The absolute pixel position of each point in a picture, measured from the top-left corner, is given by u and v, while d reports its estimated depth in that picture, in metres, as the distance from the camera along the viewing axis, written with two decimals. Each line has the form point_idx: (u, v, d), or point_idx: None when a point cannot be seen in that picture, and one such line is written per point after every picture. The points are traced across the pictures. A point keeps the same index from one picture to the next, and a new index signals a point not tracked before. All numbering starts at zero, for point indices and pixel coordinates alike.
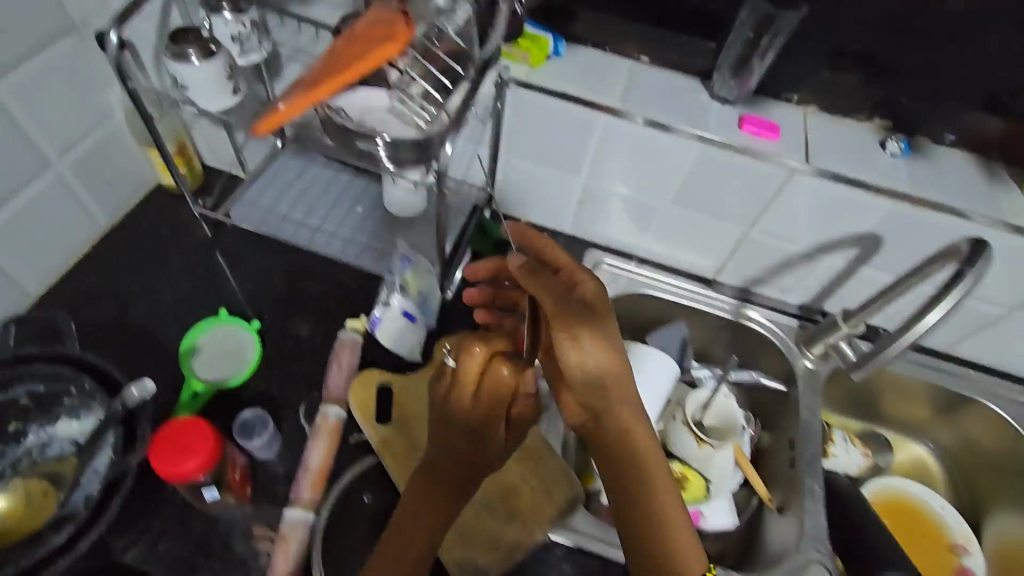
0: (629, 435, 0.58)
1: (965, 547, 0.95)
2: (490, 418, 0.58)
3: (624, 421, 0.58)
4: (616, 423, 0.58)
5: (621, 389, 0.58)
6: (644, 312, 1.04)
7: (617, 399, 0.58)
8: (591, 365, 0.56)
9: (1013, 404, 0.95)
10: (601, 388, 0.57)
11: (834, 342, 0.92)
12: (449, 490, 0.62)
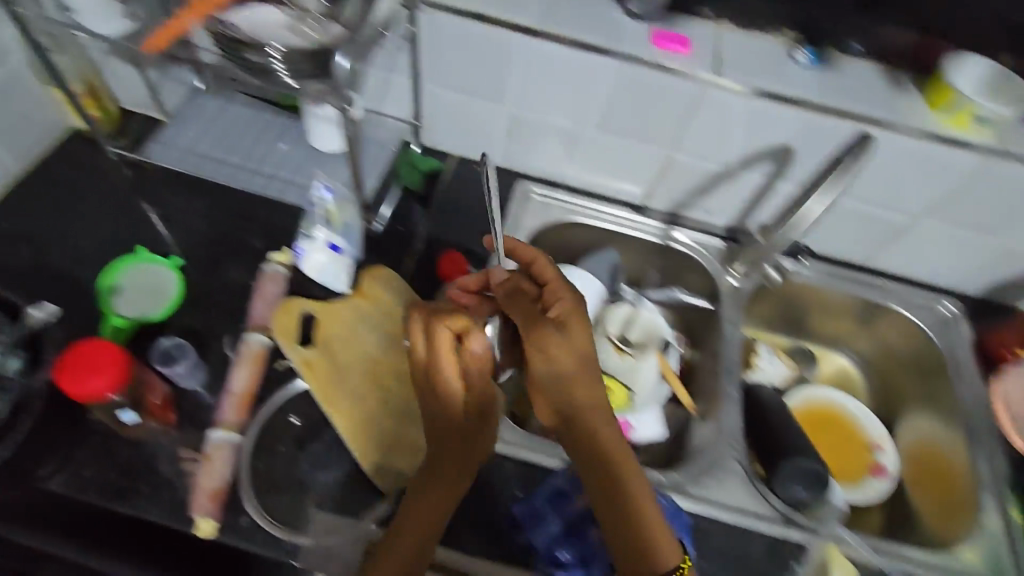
0: (597, 430, 0.62)
1: (881, 445, 1.02)
2: (471, 403, 0.59)
3: (593, 414, 0.62)
4: (583, 412, 0.62)
5: (583, 384, 0.63)
6: (575, 240, 1.05)
7: (587, 394, 0.63)
8: (566, 357, 0.62)
9: (923, 309, 1.01)
10: (577, 382, 0.63)
11: (756, 257, 0.97)
12: (437, 481, 0.61)
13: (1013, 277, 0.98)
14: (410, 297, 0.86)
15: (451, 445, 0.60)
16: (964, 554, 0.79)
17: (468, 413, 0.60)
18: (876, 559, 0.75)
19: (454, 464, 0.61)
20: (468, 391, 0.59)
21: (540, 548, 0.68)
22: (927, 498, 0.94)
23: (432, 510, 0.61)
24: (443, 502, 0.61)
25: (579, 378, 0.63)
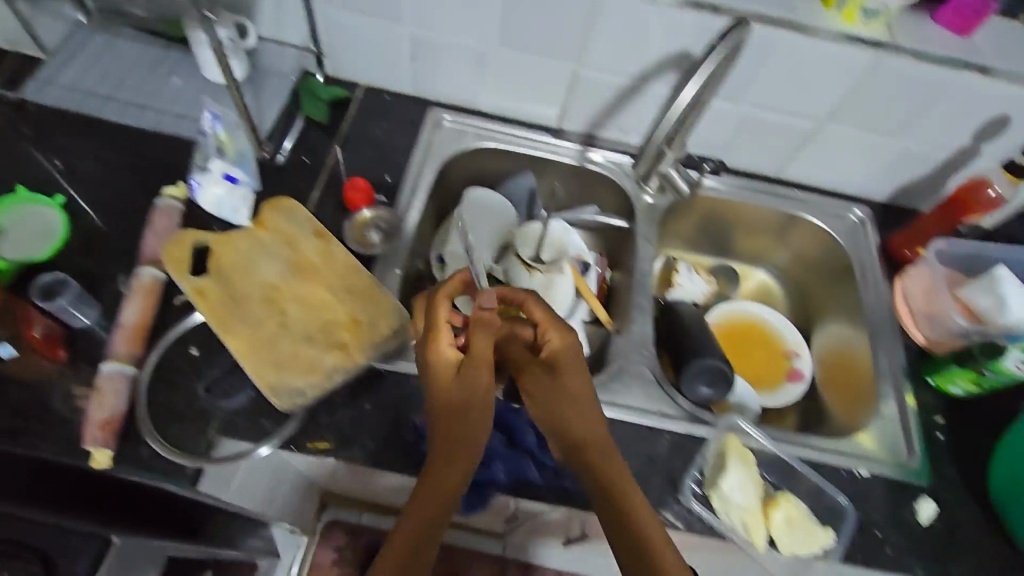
0: (599, 458, 0.63)
1: (797, 352, 1.06)
2: (468, 380, 0.64)
3: (595, 438, 0.65)
4: (585, 435, 0.65)
5: (579, 409, 0.66)
6: (492, 166, 1.04)
7: (586, 419, 0.66)
8: (566, 387, 0.67)
9: (831, 217, 1.04)
10: (578, 407, 0.67)
11: (665, 171, 0.95)
12: (443, 468, 0.60)
13: (917, 180, 1.01)
14: (312, 225, 0.83)
15: (448, 425, 0.62)
16: (861, 440, 0.82)
17: (462, 390, 0.64)
18: (771, 446, 0.78)
19: (451, 451, 0.61)
20: (466, 364, 0.65)
21: None
22: (836, 398, 0.99)
23: (424, 503, 0.59)
24: (441, 497, 0.59)
25: (582, 407, 0.67)
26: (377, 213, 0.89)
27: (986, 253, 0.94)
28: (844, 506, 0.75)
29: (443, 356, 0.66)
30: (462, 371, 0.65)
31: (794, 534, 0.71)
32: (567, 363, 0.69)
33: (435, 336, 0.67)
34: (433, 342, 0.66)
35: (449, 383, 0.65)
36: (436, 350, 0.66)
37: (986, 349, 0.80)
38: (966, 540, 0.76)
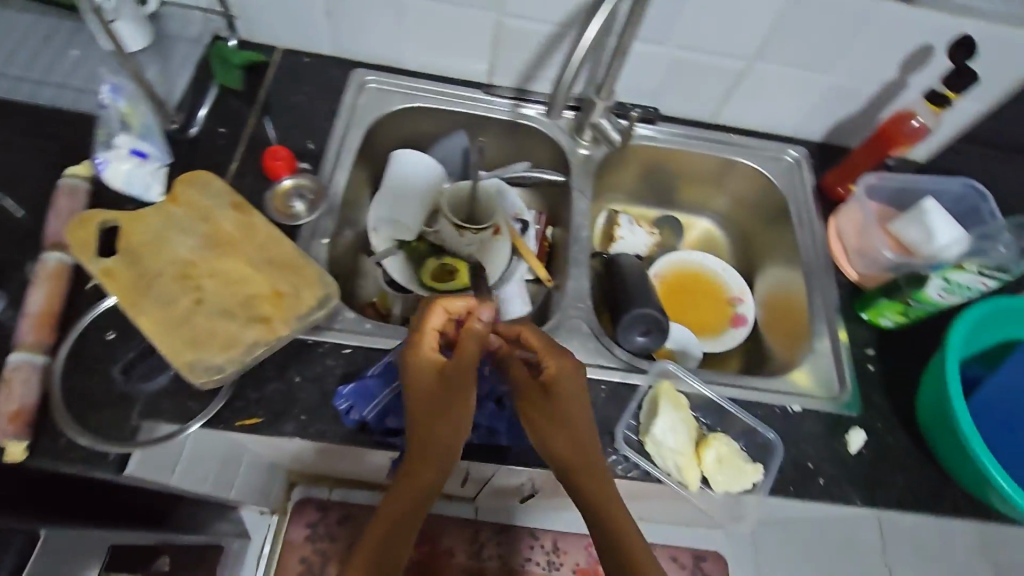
0: (587, 476, 0.63)
1: (740, 298, 1.07)
2: (449, 390, 0.62)
3: (586, 455, 0.63)
4: (576, 455, 0.63)
5: (574, 430, 0.64)
6: (422, 127, 1.00)
7: (577, 440, 0.63)
8: (560, 410, 0.64)
9: (768, 160, 1.04)
10: (571, 426, 0.64)
11: (596, 120, 0.94)
12: (420, 471, 0.62)
13: (848, 117, 1.01)
14: (231, 198, 0.80)
15: (428, 433, 0.62)
16: (797, 377, 0.84)
17: (445, 405, 0.62)
18: (704, 389, 0.80)
19: (430, 457, 0.62)
20: (451, 377, 0.62)
21: (368, 420, 0.68)
22: (778, 339, 1.00)
23: (401, 503, 0.61)
24: (417, 490, 0.62)
25: (578, 428, 0.64)
26: (301, 182, 0.85)
27: (913, 186, 0.96)
28: (772, 441, 0.77)
29: (428, 367, 0.63)
30: (445, 380, 0.62)
31: (725, 473, 0.73)
32: (564, 385, 0.64)
33: (424, 345, 0.64)
34: (420, 348, 0.64)
35: (431, 396, 0.62)
36: (421, 359, 0.64)
37: (908, 278, 0.82)
38: (894, 463, 0.79)
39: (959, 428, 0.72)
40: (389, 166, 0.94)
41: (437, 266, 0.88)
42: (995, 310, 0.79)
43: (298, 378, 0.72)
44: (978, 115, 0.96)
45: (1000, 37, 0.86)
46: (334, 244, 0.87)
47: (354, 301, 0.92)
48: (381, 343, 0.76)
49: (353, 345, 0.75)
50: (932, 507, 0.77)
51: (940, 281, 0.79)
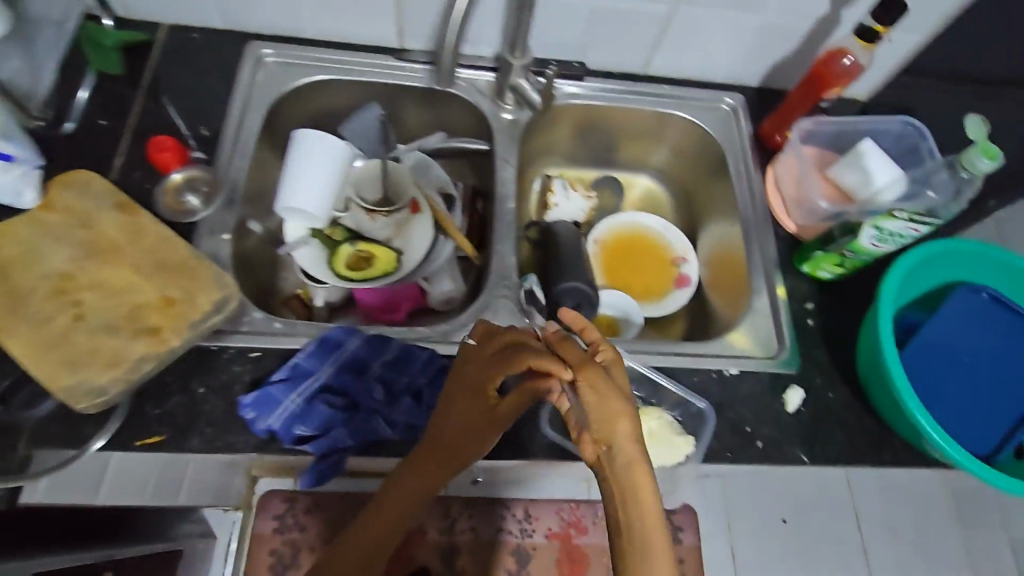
0: (623, 494, 0.42)
1: (684, 258, 1.03)
2: (464, 405, 0.55)
3: (622, 475, 0.42)
4: (618, 476, 0.42)
5: (610, 431, 0.44)
6: (327, 101, 0.91)
7: (617, 463, 0.42)
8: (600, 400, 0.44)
9: (703, 111, 0.99)
10: (614, 435, 0.43)
11: (514, 81, 0.87)
12: (420, 478, 0.60)
13: (783, 58, 0.96)
14: (114, 197, 0.72)
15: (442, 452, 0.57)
16: (735, 339, 0.83)
17: (479, 428, 0.55)
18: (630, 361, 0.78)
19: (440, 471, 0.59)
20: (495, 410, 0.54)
21: (274, 429, 0.63)
22: (718, 297, 0.99)
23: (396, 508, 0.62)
24: (417, 497, 0.60)
25: (636, 458, 0.42)
26: (192, 174, 0.78)
27: (850, 129, 0.92)
28: (703, 410, 0.76)
29: (472, 391, 0.55)
30: (483, 408, 0.54)
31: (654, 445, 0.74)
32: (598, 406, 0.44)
33: (473, 366, 0.56)
34: (473, 364, 0.56)
35: (458, 418, 0.56)
36: (466, 379, 0.55)
37: (842, 228, 0.79)
38: (831, 419, 0.78)
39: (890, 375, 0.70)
40: (289, 147, 0.79)
41: (351, 253, 0.80)
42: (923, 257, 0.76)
43: (202, 389, 0.68)
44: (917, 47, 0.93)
45: None
46: (238, 238, 0.80)
47: (282, 295, 0.91)
48: (290, 343, 0.71)
49: (261, 348, 0.70)
50: (868, 459, 0.77)
51: (871, 230, 0.75)
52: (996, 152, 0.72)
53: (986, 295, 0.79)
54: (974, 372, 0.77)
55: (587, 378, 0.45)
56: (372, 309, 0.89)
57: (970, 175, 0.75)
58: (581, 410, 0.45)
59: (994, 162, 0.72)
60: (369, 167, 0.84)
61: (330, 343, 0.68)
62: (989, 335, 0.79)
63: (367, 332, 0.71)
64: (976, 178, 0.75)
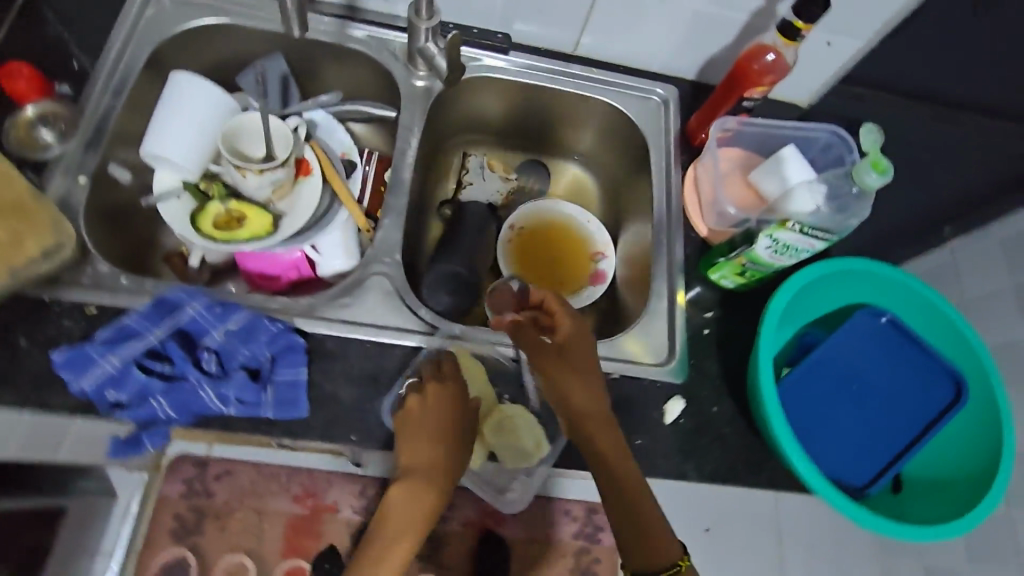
0: (618, 464, 0.62)
1: (603, 253, 0.97)
2: (443, 416, 0.64)
3: (615, 450, 0.62)
4: (594, 414, 0.64)
5: (582, 392, 0.65)
6: (224, 48, 0.85)
7: (606, 437, 0.63)
8: (578, 375, 0.65)
9: (632, 99, 0.94)
10: (589, 402, 0.64)
11: (420, 46, 0.81)
12: (427, 491, 0.60)
13: (719, 51, 0.90)
14: None
15: (452, 460, 0.63)
16: (626, 343, 0.78)
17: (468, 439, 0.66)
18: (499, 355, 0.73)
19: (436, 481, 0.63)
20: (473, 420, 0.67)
21: (88, 392, 0.60)
22: (633, 298, 0.93)
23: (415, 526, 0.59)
24: (414, 515, 0.59)
25: (604, 417, 0.64)
26: (48, 109, 0.72)
27: (776, 134, 0.87)
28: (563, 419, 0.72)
29: (453, 408, 0.65)
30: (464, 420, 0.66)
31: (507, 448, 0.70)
32: (567, 379, 0.65)
33: (442, 387, 0.65)
34: (440, 391, 0.65)
35: (449, 431, 0.64)
36: (441, 400, 0.65)
37: (743, 236, 0.75)
38: (711, 434, 0.75)
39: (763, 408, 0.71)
40: (164, 90, 0.75)
41: (221, 211, 0.75)
42: (810, 281, 0.75)
43: (25, 342, 0.62)
44: (855, 55, 0.87)
45: None
46: (102, 186, 0.74)
47: (165, 252, 0.84)
48: (132, 300, 0.66)
49: (100, 304, 0.65)
50: (743, 479, 0.73)
51: (766, 240, 0.71)
52: (887, 167, 0.68)
53: (885, 319, 0.77)
54: (864, 399, 0.76)
55: (556, 356, 0.66)
56: (253, 275, 0.82)
57: (860, 192, 0.76)
58: (575, 391, 0.65)
59: (882, 179, 0.68)
60: (248, 118, 0.75)
61: (167, 304, 0.65)
62: (884, 361, 0.77)
63: (215, 297, 0.67)
64: (867, 192, 0.72)
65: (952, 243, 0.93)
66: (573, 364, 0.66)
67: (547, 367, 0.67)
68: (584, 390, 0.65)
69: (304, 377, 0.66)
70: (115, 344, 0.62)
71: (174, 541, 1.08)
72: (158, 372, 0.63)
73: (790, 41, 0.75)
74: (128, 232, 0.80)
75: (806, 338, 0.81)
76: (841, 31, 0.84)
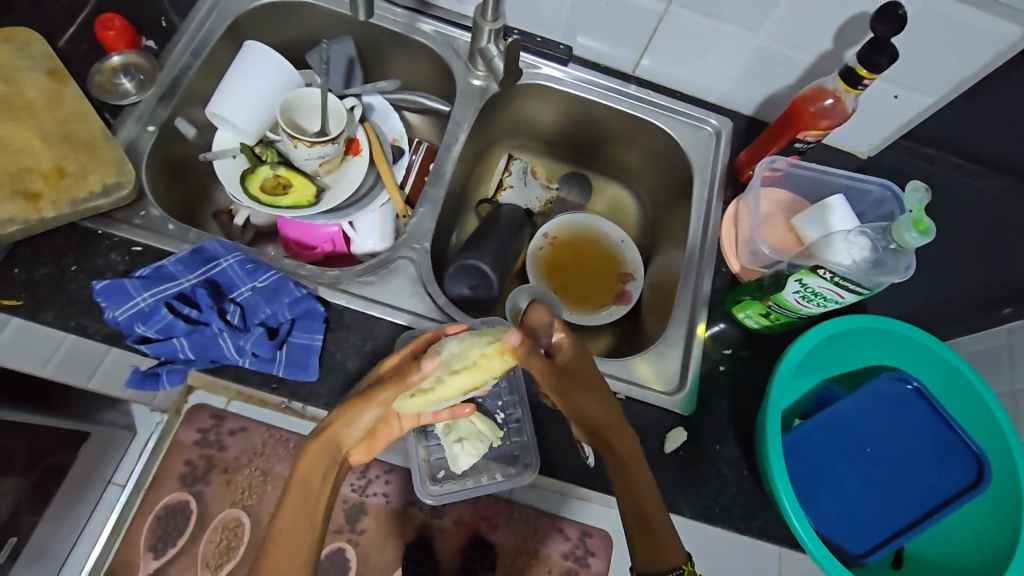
0: (633, 469, 0.62)
1: (632, 275, 0.97)
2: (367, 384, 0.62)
3: (632, 455, 0.63)
4: (608, 413, 0.63)
5: (592, 401, 0.63)
6: (302, 25, 0.89)
7: (625, 443, 0.63)
8: (593, 395, 0.63)
9: (684, 126, 0.93)
10: (605, 411, 0.64)
11: (482, 46, 0.85)
12: (318, 454, 0.60)
13: (781, 89, 0.88)
14: (48, 62, 0.74)
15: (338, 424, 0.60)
16: (638, 366, 0.77)
17: (372, 411, 0.59)
18: None
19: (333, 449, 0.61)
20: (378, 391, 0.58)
21: (119, 322, 0.64)
22: (652, 322, 0.91)
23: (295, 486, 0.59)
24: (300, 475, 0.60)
25: (615, 417, 0.64)
26: (132, 60, 0.79)
27: (827, 181, 0.85)
28: (527, 470, 0.70)
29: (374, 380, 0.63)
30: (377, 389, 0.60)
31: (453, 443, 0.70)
32: (581, 400, 0.63)
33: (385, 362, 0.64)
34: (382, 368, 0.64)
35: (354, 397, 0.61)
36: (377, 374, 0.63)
37: (773, 278, 0.73)
38: (709, 473, 0.73)
39: (769, 467, 0.69)
40: (235, 57, 0.79)
41: (269, 176, 0.78)
42: (829, 334, 0.74)
43: (74, 267, 0.67)
44: (925, 112, 0.83)
45: (942, 13, 0.70)
46: (168, 138, 0.79)
47: (214, 209, 0.89)
48: (174, 246, 0.70)
49: (145, 244, 0.70)
50: (735, 525, 0.71)
51: (794, 284, 0.69)
52: (929, 227, 0.65)
53: (911, 386, 0.75)
54: (876, 465, 0.74)
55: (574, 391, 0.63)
56: (291, 242, 0.86)
57: (898, 247, 0.68)
58: (589, 408, 0.63)
59: (922, 239, 0.65)
60: (310, 94, 0.79)
61: (204, 254, 0.70)
62: (904, 428, 0.75)
63: (248, 255, 0.72)
64: (905, 250, 0.68)
65: (1013, 324, 0.83)
66: (587, 386, 0.64)
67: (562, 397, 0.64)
68: (597, 406, 0.63)
69: (318, 343, 0.68)
70: (151, 283, 0.67)
71: (180, 485, 1.15)
72: (185, 316, 0.67)
73: (851, 87, 0.74)
74: (185, 185, 0.85)
75: (824, 393, 0.80)
76: (910, 85, 0.80)
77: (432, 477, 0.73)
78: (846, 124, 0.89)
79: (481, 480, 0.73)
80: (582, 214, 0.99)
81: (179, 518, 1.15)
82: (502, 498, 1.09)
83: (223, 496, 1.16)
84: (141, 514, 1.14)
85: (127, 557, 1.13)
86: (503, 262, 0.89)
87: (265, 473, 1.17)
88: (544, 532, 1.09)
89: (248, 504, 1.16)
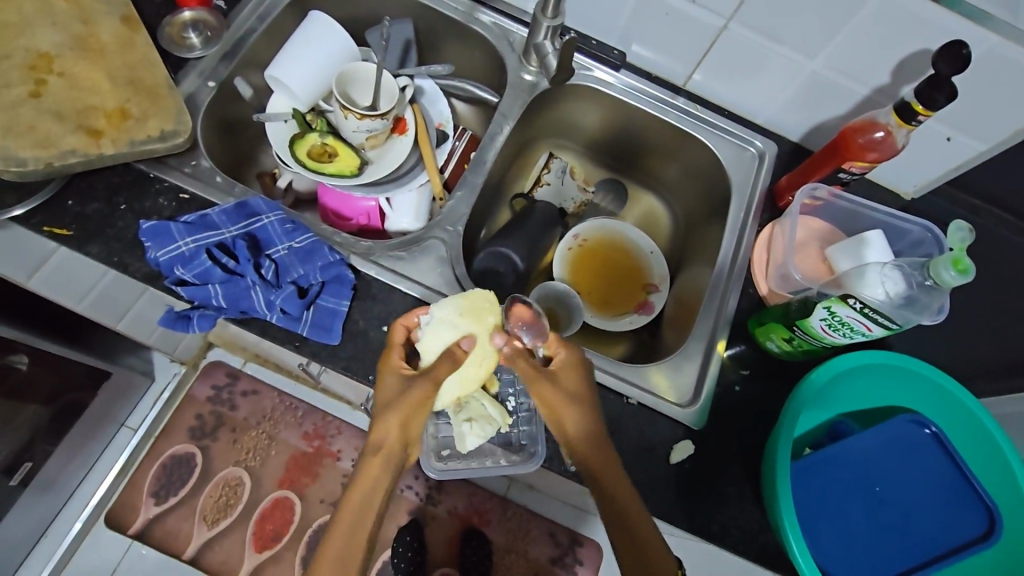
0: (609, 484, 0.60)
1: (656, 287, 0.97)
2: (390, 386, 0.60)
3: (612, 470, 0.61)
4: (594, 426, 0.62)
5: (575, 415, 0.62)
6: (364, 4, 0.92)
7: (602, 460, 0.61)
8: (579, 404, 0.62)
9: (729, 144, 0.93)
10: (588, 424, 0.62)
11: (537, 42, 0.85)
12: (382, 464, 0.59)
13: (830, 118, 0.88)
14: (124, 10, 0.77)
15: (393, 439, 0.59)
16: (653, 375, 0.77)
17: (424, 401, 0.59)
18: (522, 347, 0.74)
19: (394, 456, 0.59)
20: (432, 377, 0.60)
21: (160, 263, 0.66)
22: (672, 335, 0.91)
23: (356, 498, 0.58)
24: (370, 482, 0.58)
25: (596, 431, 0.62)
26: (201, 17, 0.82)
27: (866, 214, 0.84)
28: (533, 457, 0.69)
29: (391, 378, 0.60)
30: (414, 387, 0.59)
31: (462, 423, 0.68)
32: (566, 406, 0.62)
33: (389, 359, 0.61)
34: (388, 366, 0.61)
35: (388, 401, 0.59)
36: (387, 372, 0.61)
37: (800, 303, 0.73)
38: (712, 492, 0.72)
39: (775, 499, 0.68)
40: (300, 25, 0.82)
41: (316, 143, 0.80)
42: (848, 368, 0.74)
43: (124, 206, 0.70)
44: (978, 157, 0.81)
45: (1009, 58, 0.68)
46: (225, 97, 0.82)
47: (259, 170, 0.92)
48: (221, 198, 0.73)
49: (193, 193, 0.73)
50: (733, 546, 0.71)
51: (822, 311, 0.69)
52: (969, 267, 0.63)
53: (930, 430, 0.74)
54: (886, 506, 0.73)
55: (558, 398, 0.62)
56: (329, 211, 0.88)
57: (933, 284, 0.66)
58: (572, 422, 0.62)
59: (961, 278, 0.64)
60: (367, 68, 0.81)
61: (247, 209, 0.72)
62: (919, 472, 0.73)
63: (289, 216, 0.74)
64: (940, 288, 0.66)
65: None
66: (573, 399, 0.62)
67: (550, 409, 0.63)
68: (577, 422, 0.62)
69: (344, 309, 0.70)
70: (195, 230, 0.69)
71: (189, 438, 1.21)
72: (222, 265, 0.69)
73: (904, 121, 0.74)
74: (236, 143, 0.87)
75: (839, 426, 0.79)
76: (965, 129, 0.78)
77: (438, 453, 0.74)
78: (894, 161, 0.87)
79: (486, 462, 0.74)
80: (605, 219, 0.99)
81: (184, 469, 1.19)
82: (499, 494, 1.17)
83: (227, 454, 1.21)
84: (148, 461, 1.20)
85: (130, 500, 1.17)
86: (530, 257, 0.90)
87: (271, 437, 1.22)
88: (536, 533, 1.15)
89: (251, 464, 1.20)
